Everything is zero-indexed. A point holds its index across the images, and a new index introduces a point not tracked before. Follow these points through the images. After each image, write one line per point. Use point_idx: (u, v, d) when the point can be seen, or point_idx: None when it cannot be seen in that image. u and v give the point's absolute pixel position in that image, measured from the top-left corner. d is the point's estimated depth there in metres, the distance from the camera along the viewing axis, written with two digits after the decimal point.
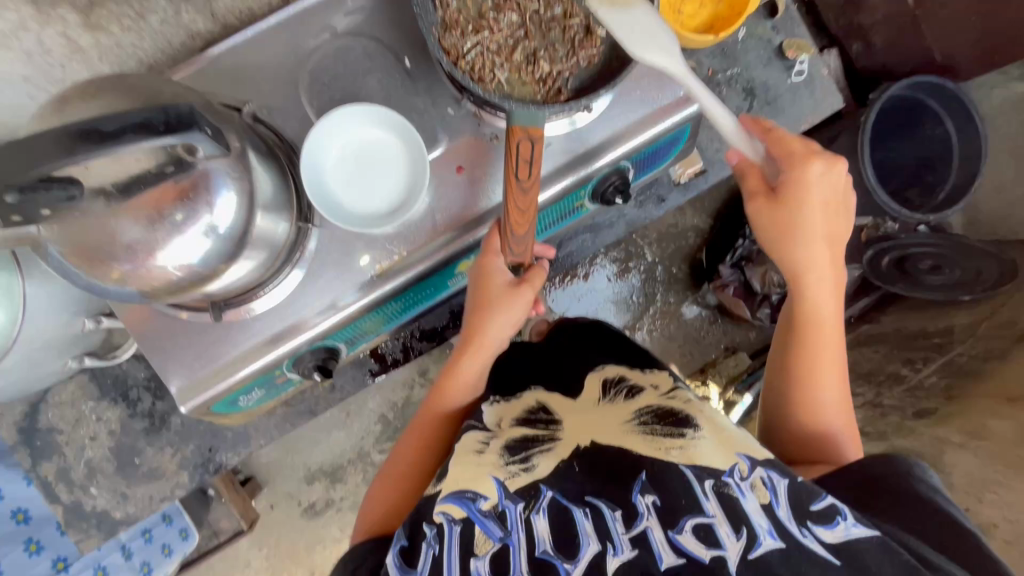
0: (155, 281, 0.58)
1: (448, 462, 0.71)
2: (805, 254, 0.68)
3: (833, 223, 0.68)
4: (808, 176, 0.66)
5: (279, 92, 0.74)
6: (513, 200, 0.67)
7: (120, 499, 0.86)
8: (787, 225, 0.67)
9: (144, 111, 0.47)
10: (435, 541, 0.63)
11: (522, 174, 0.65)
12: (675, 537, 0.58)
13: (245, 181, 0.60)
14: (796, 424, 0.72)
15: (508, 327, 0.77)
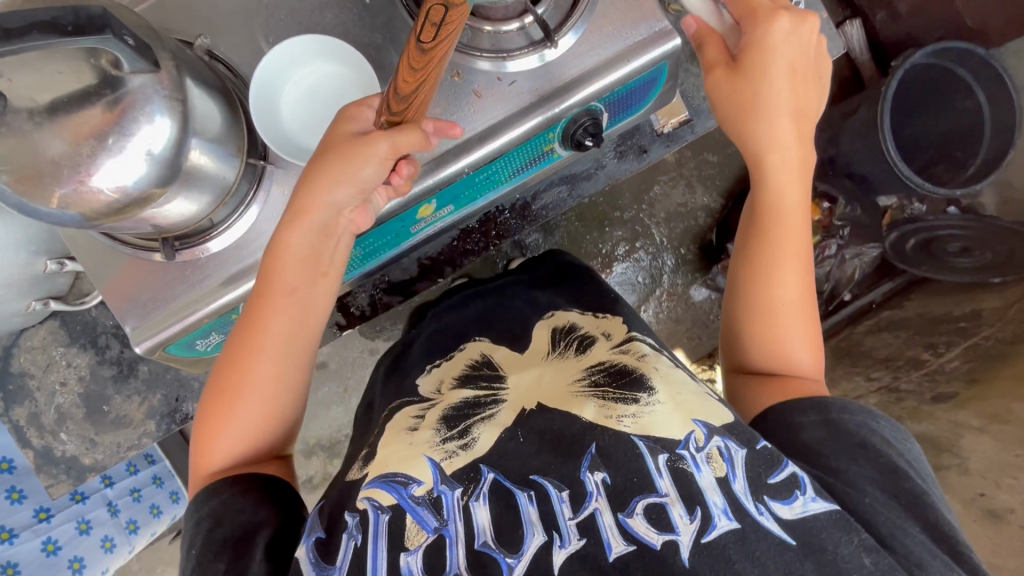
0: (94, 204, 0.56)
1: (378, 444, 0.69)
2: (767, 129, 0.67)
3: (800, 96, 0.66)
4: (775, 38, 0.62)
5: (235, 26, 0.72)
6: (403, 62, 0.49)
7: (89, 446, 0.86)
8: (748, 98, 0.65)
9: (52, 10, 0.45)
10: (358, 530, 0.59)
11: (425, 37, 0.45)
12: (625, 521, 0.56)
13: (179, 103, 0.57)
14: (758, 321, 0.71)
15: (345, 189, 0.63)
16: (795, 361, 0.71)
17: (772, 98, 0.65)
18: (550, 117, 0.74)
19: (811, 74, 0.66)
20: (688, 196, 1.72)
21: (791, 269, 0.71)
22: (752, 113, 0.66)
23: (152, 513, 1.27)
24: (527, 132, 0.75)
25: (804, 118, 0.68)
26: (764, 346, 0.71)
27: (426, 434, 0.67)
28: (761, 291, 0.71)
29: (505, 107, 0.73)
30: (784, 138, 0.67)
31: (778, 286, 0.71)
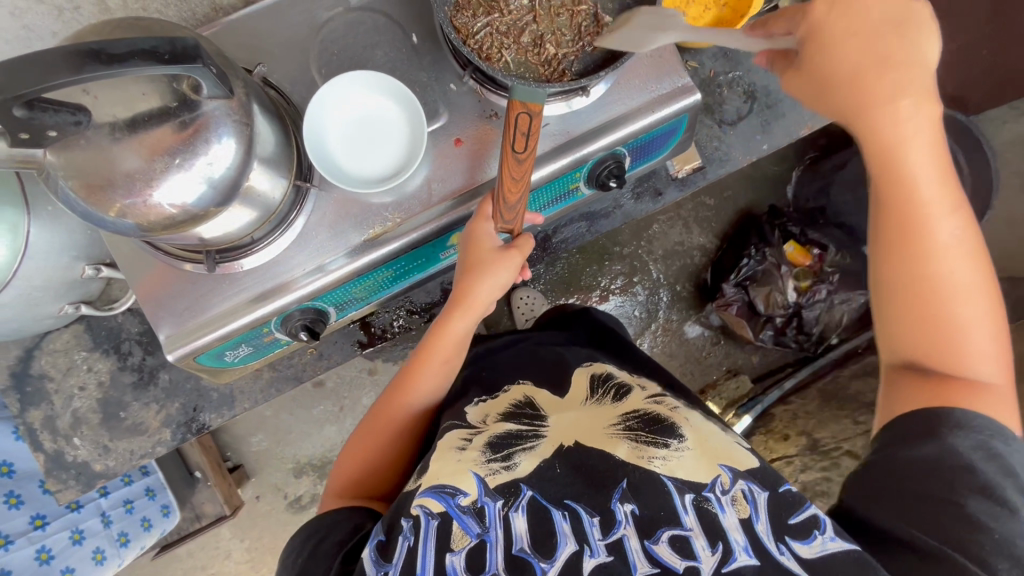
0: (152, 216, 0.59)
1: (428, 458, 0.71)
2: (857, 107, 0.58)
3: (874, 54, 0.56)
4: (818, 15, 0.56)
5: (292, 60, 0.78)
6: (506, 169, 0.69)
7: (102, 452, 0.87)
8: (827, 85, 0.58)
9: (151, 39, 0.50)
10: (411, 532, 0.61)
11: (519, 145, 0.68)
12: (651, 547, 0.58)
13: (245, 127, 0.62)
14: (915, 321, 0.64)
15: (498, 290, 0.78)
16: (973, 367, 0.62)
17: (851, 70, 0.56)
18: (578, 157, 0.80)
19: (888, 28, 0.56)
20: (685, 236, 1.79)
21: (953, 254, 0.62)
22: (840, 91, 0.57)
23: (142, 526, 1.24)
24: (556, 170, 0.79)
25: (904, 78, 0.56)
26: (927, 350, 0.63)
27: (473, 453, 0.69)
28: (914, 284, 0.63)
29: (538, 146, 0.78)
30: (892, 115, 0.57)
31: (938, 276, 0.62)
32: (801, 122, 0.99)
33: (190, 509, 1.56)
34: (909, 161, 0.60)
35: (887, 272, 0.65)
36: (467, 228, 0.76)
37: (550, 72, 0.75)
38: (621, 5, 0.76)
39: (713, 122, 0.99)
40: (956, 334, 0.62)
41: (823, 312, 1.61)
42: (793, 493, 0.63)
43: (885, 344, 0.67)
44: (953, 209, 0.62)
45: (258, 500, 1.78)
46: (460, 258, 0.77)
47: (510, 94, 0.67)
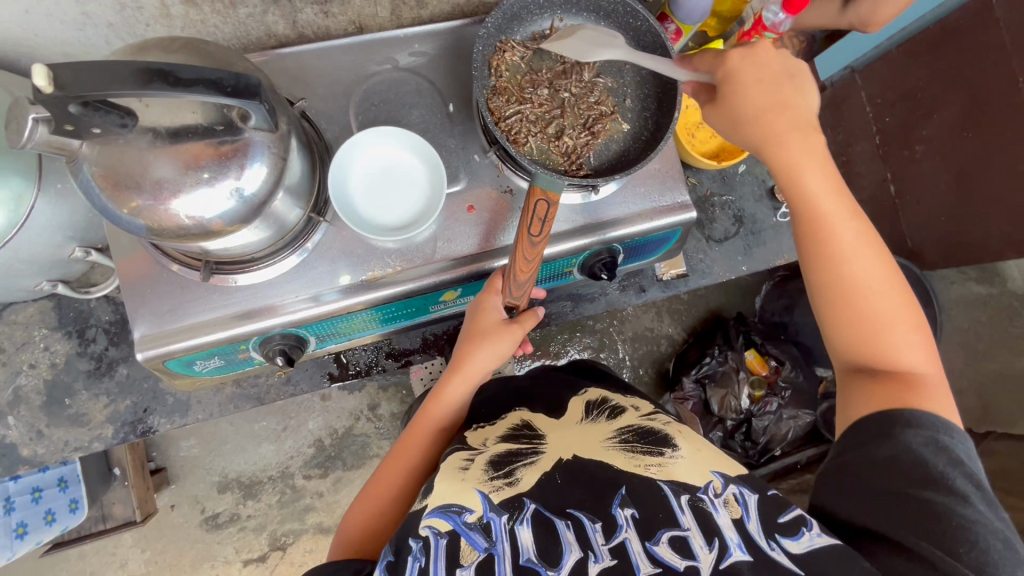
0: (166, 222, 0.61)
1: (433, 479, 0.70)
2: (768, 137, 0.68)
3: (764, 91, 0.67)
4: (733, 63, 0.68)
5: (333, 101, 0.82)
6: (520, 251, 0.74)
7: (34, 437, 0.83)
8: (737, 115, 0.68)
9: (219, 71, 0.54)
10: (421, 553, 0.60)
11: (535, 230, 0.73)
12: (653, 548, 0.59)
13: (279, 160, 0.65)
14: (850, 321, 0.68)
15: (494, 361, 0.82)
16: (901, 356, 0.67)
17: (761, 113, 0.67)
18: (577, 246, 0.85)
19: (785, 80, 0.68)
20: (656, 322, 1.88)
21: (862, 253, 0.68)
22: (753, 126, 0.68)
23: (45, 519, 1.15)
24: (553, 254, 0.85)
25: (793, 112, 0.68)
26: (862, 346, 0.67)
27: (477, 468, 0.70)
28: (837, 280, 0.68)
29: None
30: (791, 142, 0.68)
31: (853, 272, 0.68)
32: (780, 251, 1.08)
33: (98, 508, 1.46)
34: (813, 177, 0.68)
35: (813, 274, 0.70)
36: (479, 300, 0.81)
37: (568, 163, 0.81)
38: (639, 117, 0.84)
39: (702, 236, 1.07)
40: (880, 329, 0.67)
41: (771, 423, 1.66)
42: (776, 497, 0.65)
43: (828, 344, 0.71)
44: (855, 216, 0.69)
45: (171, 510, 1.68)
46: (466, 323, 0.82)
47: (532, 181, 0.73)
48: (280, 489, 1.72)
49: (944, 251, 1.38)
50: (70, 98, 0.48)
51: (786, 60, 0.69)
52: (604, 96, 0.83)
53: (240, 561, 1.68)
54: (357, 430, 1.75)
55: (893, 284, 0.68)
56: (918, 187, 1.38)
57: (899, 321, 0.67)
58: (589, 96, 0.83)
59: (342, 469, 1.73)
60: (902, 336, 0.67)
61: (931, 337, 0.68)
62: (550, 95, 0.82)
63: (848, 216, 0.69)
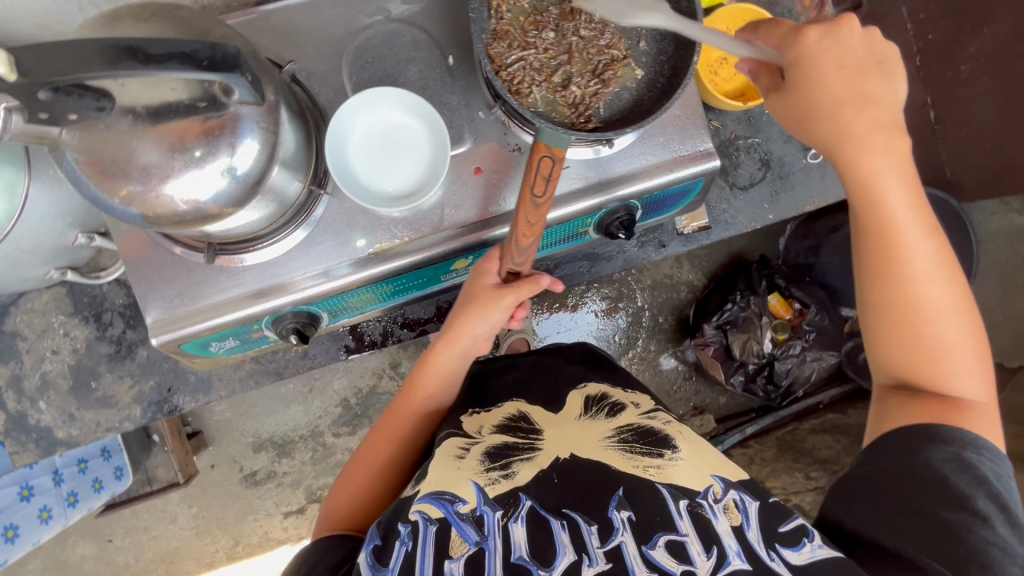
0: (160, 209, 0.58)
1: (428, 465, 0.73)
2: (846, 141, 0.63)
3: (851, 87, 0.61)
4: (807, 45, 0.61)
5: (323, 61, 0.76)
6: (521, 214, 0.70)
7: (66, 420, 0.85)
8: (808, 113, 0.63)
9: (192, 42, 0.49)
10: (409, 537, 0.63)
11: (538, 189, 0.69)
12: (649, 552, 0.60)
13: (271, 135, 0.61)
14: (903, 342, 0.66)
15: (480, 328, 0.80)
16: (956, 383, 0.65)
17: (837, 107, 0.62)
18: (592, 205, 0.81)
19: (872, 68, 0.62)
20: (676, 269, 1.83)
21: (930, 274, 0.64)
22: (828, 126, 0.63)
23: (93, 487, 1.20)
24: (568, 215, 0.81)
25: (875, 110, 0.62)
26: (914, 362, 0.65)
27: (472, 461, 0.72)
28: (900, 297, 0.65)
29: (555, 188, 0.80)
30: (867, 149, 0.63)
31: (917, 294, 0.64)
32: (809, 196, 1.01)
33: (143, 472, 1.54)
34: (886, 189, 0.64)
35: (868, 288, 0.67)
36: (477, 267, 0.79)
37: (575, 116, 0.74)
38: (654, 61, 0.76)
39: (726, 184, 1.01)
40: (937, 352, 0.64)
41: (795, 366, 1.63)
42: (778, 505, 0.65)
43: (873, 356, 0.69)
44: (929, 236, 0.65)
45: (211, 469, 1.77)
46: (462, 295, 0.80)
47: (537, 136, 0.68)
48: (312, 447, 1.78)
49: (986, 179, 1.32)
50: (38, 84, 0.44)
51: (873, 43, 0.62)
52: (615, 39, 0.76)
53: (280, 513, 1.78)
54: (381, 388, 1.79)
55: (958, 305, 0.65)
56: (962, 112, 1.27)
57: (959, 349, 0.65)
58: (599, 39, 0.76)
59: (369, 426, 1.78)
60: (961, 363, 0.65)
61: (988, 366, 0.66)
62: (556, 39, 0.75)
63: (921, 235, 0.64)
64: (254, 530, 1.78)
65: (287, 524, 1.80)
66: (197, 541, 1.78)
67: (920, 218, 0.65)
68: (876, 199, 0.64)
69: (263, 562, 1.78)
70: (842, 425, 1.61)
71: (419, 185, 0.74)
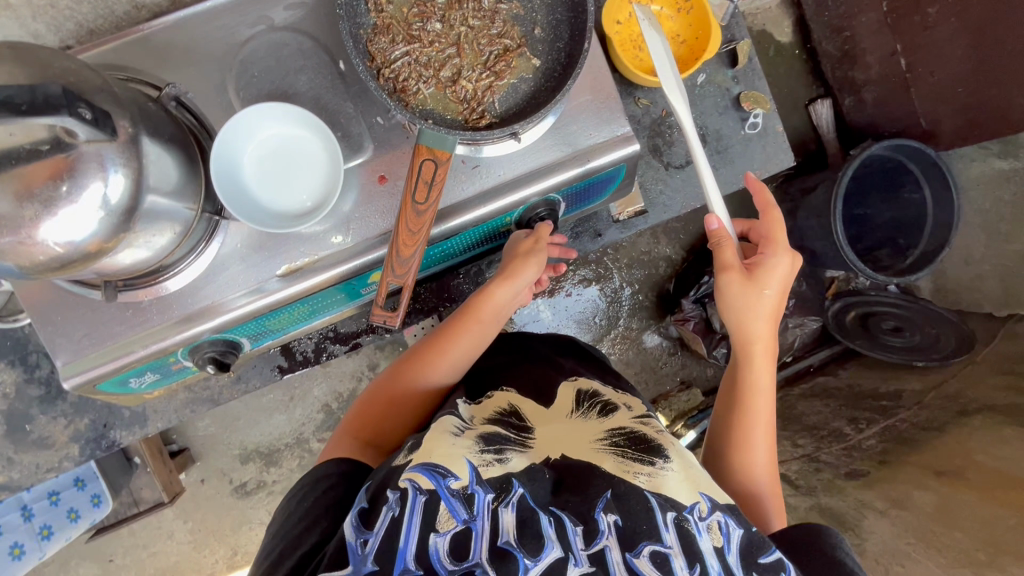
0: (32, 257, 0.56)
1: (421, 436, 0.70)
2: (758, 328, 0.80)
3: (777, 303, 0.81)
4: (772, 259, 0.80)
5: (208, 79, 0.73)
6: (403, 219, 0.66)
7: (6, 464, 0.85)
8: (750, 300, 0.79)
9: (7, 88, 0.46)
10: (397, 504, 0.61)
11: (421, 195, 0.66)
12: (632, 560, 0.59)
13: (134, 165, 0.58)
14: (744, 483, 0.78)
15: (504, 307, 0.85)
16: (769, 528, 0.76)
17: (764, 309, 0.80)
18: (506, 205, 0.78)
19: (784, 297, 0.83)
20: (651, 245, 1.79)
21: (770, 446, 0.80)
22: (752, 317, 0.80)
23: (68, 517, 1.22)
24: (483, 216, 0.78)
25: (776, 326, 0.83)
26: (748, 499, 0.77)
27: (467, 440, 0.70)
28: (752, 448, 0.79)
29: (466, 190, 0.77)
30: (762, 342, 0.81)
31: (762, 454, 0.79)
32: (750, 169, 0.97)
33: (128, 494, 1.56)
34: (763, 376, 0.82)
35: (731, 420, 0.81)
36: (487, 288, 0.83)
37: (468, 112, 0.71)
38: (550, 50, 0.73)
39: (661, 164, 0.96)
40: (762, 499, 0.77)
41: None
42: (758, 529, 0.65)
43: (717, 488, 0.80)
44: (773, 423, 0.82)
45: (202, 484, 1.80)
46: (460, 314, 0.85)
47: (418, 138, 0.65)
48: (299, 453, 1.80)
49: (962, 126, 1.24)
50: None
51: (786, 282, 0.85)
52: (508, 28, 0.72)
53: (274, 520, 1.81)
54: (361, 391, 1.79)
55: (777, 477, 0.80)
56: (930, 57, 1.24)
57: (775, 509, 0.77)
58: (491, 29, 0.72)
59: None
60: (778, 521, 0.76)
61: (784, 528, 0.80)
62: (443, 32, 0.71)
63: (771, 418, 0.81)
64: (251, 539, 1.81)
65: None
66: (195, 554, 1.81)
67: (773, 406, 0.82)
68: (755, 369, 0.82)
69: None
70: (830, 388, 1.56)
71: (324, 190, 0.71)
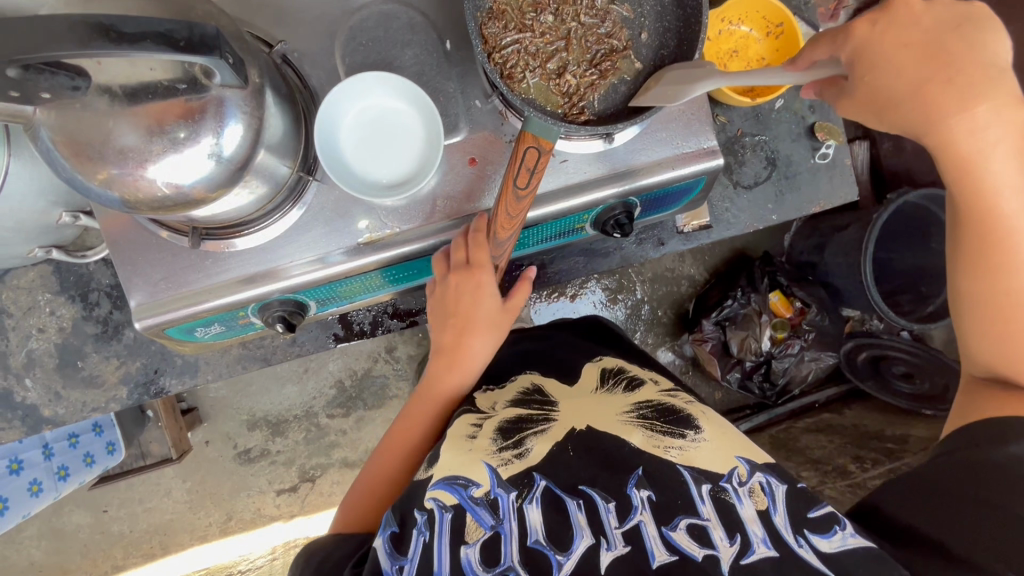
0: (139, 193, 0.56)
1: (438, 447, 0.73)
2: (925, 125, 0.54)
3: (933, 68, 0.51)
4: (862, 35, 0.53)
5: (315, 42, 0.74)
6: (503, 204, 0.67)
7: (52, 398, 0.85)
8: (888, 105, 0.55)
9: (168, 22, 0.47)
10: (426, 527, 0.63)
11: (521, 181, 0.67)
12: (669, 534, 0.61)
13: (255, 118, 0.58)
14: (997, 333, 0.63)
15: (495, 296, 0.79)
16: None
17: (917, 90, 0.52)
18: (587, 202, 0.79)
19: (950, 30, 0.51)
20: (679, 263, 1.81)
21: None
22: (910, 111, 0.53)
23: (84, 461, 1.21)
24: (562, 210, 0.79)
25: (974, 81, 0.51)
26: (1001, 354, 0.64)
27: (484, 440, 0.72)
28: (991, 295, 0.62)
29: (550, 182, 0.78)
30: (969, 123, 0.53)
31: (1018, 287, 0.61)
32: (813, 198, 0.99)
33: (136, 447, 1.55)
34: (995, 174, 0.56)
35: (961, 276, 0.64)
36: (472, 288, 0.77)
37: (568, 106, 0.72)
38: (656, 55, 0.73)
39: (729, 183, 0.98)
40: None
41: (792, 365, 1.60)
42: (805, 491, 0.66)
43: (964, 346, 0.68)
44: None
45: (205, 446, 1.79)
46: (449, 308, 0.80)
47: (524, 125, 0.66)
48: (306, 427, 1.79)
49: None
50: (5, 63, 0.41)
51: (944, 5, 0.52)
52: (617, 29, 0.73)
53: (273, 491, 1.80)
54: (376, 371, 1.79)
55: None
56: None
57: None
58: (600, 28, 0.73)
59: (363, 408, 1.78)
60: None
61: None
62: (554, 25, 0.72)
63: None
64: (247, 506, 1.80)
65: (279, 501, 1.82)
66: (190, 515, 1.80)
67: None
68: (976, 176, 0.57)
69: (254, 538, 1.81)
70: (836, 425, 1.58)
71: (413, 167, 0.72)
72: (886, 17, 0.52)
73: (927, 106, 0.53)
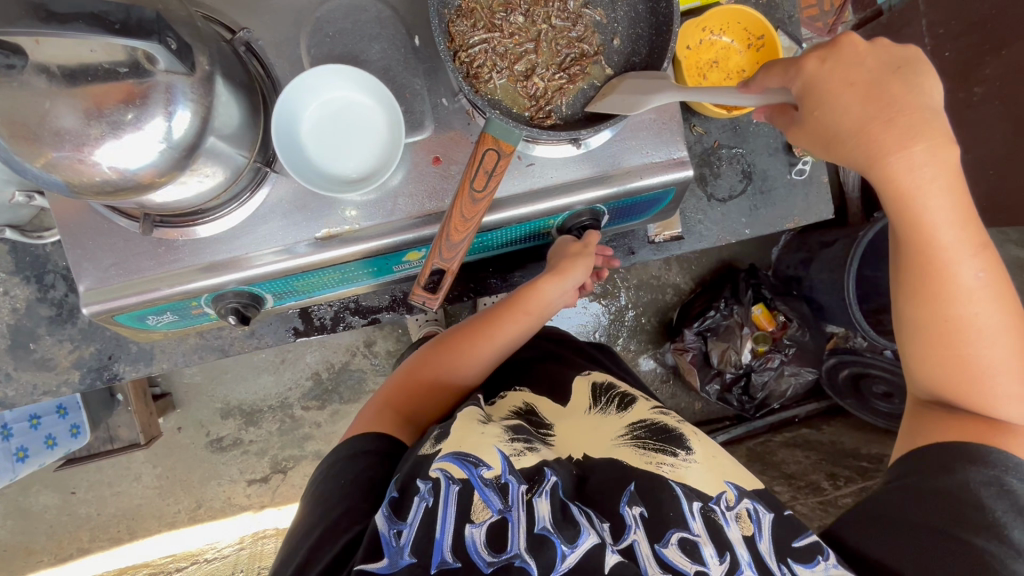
0: (81, 177, 0.55)
1: (449, 424, 0.69)
2: (869, 161, 0.56)
3: (872, 108, 0.54)
4: (810, 72, 0.56)
5: (282, 31, 0.72)
6: (458, 206, 0.66)
7: (3, 379, 0.84)
8: (834, 140, 0.57)
9: (104, 3, 0.45)
10: (430, 494, 0.61)
11: (479, 183, 0.66)
12: (662, 551, 0.60)
13: (204, 105, 0.57)
14: (942, 363, 0.63)
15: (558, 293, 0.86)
16: (999, 406, 0.62)
17: (861, 130, 0.55)
18: (555, 206, 0.78)
19: (889, 73, 0.54)
20: (663, 271, 1.79)
21: (979, 297, 0.60)
22: (855, 148, 0.56)
23: (45, 443, 1.21)
24: (531, 214, 0.78)
25: (911, 121, 0.54)
26: (948, 383, 0.63)
27: (496, 428, 0.70)
28: (934, 326, 0.62)
29: (517, 185, 0.77)
30: (905, 162, 0.55)
31: (961, 319, 0.60)
32: (789, 214, 0.98)
33: (104, 430, 1.54)
34: (931, 211, 0.57)
35: (909, 309, 0.63)
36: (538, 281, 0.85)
37: (535, 109, 0.71)
38: (626, 62, 0.72)
39: (704, 194, 0.97)
40: (978, 377, 0.61)
41: (772, 379, 1.59)
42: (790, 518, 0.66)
43: (911, 373, 0.67)
44: (976, 251, 0.59)
45: (177, 432, 1.77)
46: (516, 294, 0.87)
47: (485, 127, 0.65)
48: (280, 418, 1.78)
49: None
50: None
51: (884, 48, 0.55)
52: (588, 33, 0.72)
53: (244, 480, 1.79)
54: (354, 365, 1.78)
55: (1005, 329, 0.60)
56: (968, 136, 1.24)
57: (1005, 374, 0.61)
58: (571, 31, 0.72)
59: (338, 402, 1.77)
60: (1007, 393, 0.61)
61: None
62: (524, 25, 0.71)
63: (971, 252, 0.59)
64: (217, 495, 1.79)
65: (250, 491, 1.81)
66: (159, 501, 1.79)
67: (964, 233, 0.58)
68: (919, 212, 0.57)
69: (222, 527, 1.80)
70: (812, 441, 1.58)
71: (380, 161, 0.71)
72: (834, 55, 0.55)
73: (869, 145, 0.55)
